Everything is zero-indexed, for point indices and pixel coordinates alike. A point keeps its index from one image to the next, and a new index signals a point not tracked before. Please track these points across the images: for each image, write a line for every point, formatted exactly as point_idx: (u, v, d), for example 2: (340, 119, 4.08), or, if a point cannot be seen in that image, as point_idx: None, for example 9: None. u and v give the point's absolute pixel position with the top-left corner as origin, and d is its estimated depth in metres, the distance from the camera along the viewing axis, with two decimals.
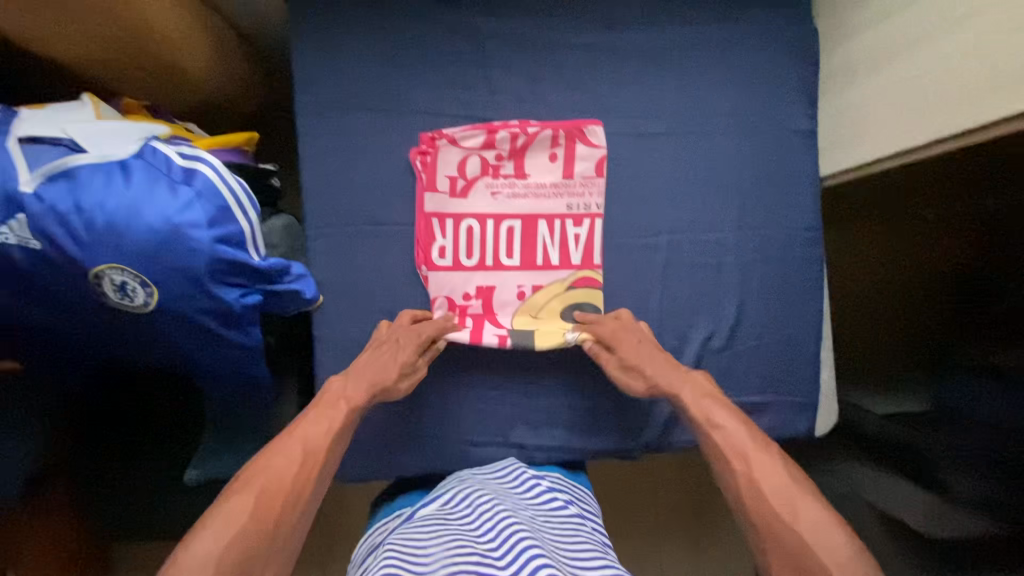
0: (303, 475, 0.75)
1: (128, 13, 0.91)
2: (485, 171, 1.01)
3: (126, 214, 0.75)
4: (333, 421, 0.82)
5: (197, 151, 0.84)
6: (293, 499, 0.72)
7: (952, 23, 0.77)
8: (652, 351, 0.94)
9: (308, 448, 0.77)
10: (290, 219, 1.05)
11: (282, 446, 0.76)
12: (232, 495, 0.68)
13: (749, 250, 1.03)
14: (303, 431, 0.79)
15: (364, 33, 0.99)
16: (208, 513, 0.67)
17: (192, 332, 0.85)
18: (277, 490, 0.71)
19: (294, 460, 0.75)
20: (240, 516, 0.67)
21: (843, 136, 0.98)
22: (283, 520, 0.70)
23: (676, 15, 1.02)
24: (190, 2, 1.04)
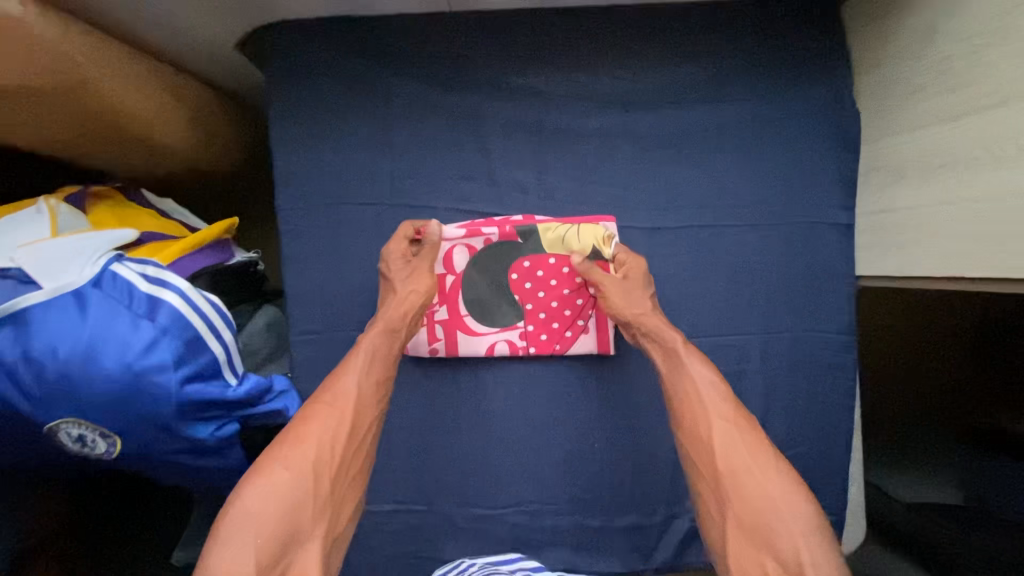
0: (341, 423, 0.70)
1: (87, 91, 0.82)
2: (473, 259, 0.92)
3: (81, 361, 0.67)
4: (363, 358, 0.77)
5: (162, 272, 0.75)
6: (335, 447, 0.69)
7: (1014, 155, 0.67)
8: (636, 288, 0.84)
9: (342, 395, 0.72)
10: (275, 313, 0.97)
11: (319, 398, 0.72)
12: (272, 456, 0.65)
13: (776, 356, 0.94)
14: (342, 378, 0.74)
15: (356, 121, 0.91)
16: (255, 467, 0.64)
17: (165, 467, 0.78)
18: (315, 443, 0.67)
19: (326, 408, 0.71)
20: (278, 471, 0.64)
21: (883, 239, 0.88)
22: (327, 470, 0.67)
23: (702, 98, 0.92)
24: (165, 72, 0.94)
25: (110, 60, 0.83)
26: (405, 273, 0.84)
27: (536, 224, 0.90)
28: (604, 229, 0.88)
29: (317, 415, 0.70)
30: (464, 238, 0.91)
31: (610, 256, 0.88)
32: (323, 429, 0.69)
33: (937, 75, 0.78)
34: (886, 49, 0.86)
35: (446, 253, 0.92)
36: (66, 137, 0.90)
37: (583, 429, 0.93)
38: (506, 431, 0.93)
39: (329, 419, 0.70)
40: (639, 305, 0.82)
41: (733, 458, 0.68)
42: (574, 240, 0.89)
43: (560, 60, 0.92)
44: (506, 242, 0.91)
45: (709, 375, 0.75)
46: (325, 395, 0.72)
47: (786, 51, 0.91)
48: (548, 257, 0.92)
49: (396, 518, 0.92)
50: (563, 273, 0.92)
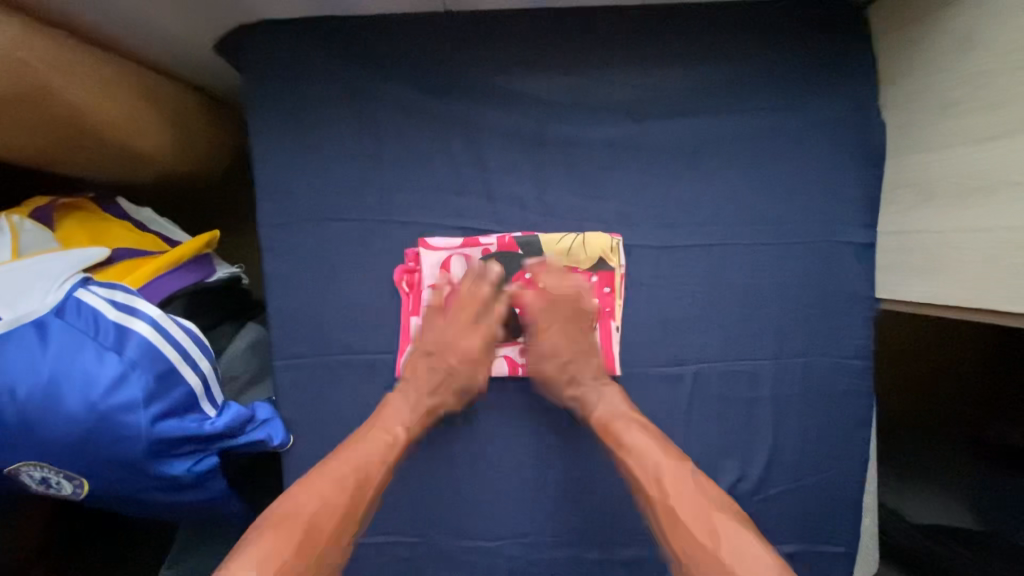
0: (349, 504, 0.68)
1: (55, 100, 0.76)
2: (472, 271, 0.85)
3: (42, 399, 0.62)
4: (384, 440, 0.75)
5: (132, 299, 0.69)
6: (340, 530, 0.66)
7: None
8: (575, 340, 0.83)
9: (357, 471, 0.71)
10: (259, 330, 0.92)
11: (321, 477, 0.69)
12: (278, 532, 0.63)
13: (788, 382, 0.89)
14: (350, 454, 0.72)
15: (342, 130, 0.85)
16: (256, 542, 0.61)
17: (139, 505, 0.73)
18: (323, 527, 0.65)
19: (333, 488, 0.68)
20: (279, 555, 0.61)
21: (907, 261, 0.83)
22: (328, 554, 0.64)
23: (713, 107, 0.86)
24: (139, 76, 0.88)
25: (68, 63, 0.77)
26: (469, 380, 0.83)
27: (538, 236, 0.85)
28: (609, 238, 0.85)
29: (326, 490, 0.68)
30: (461, 248, 0.85)
31: (615, 267, 0.86)
32: (330, 512, 0.66)
33: (975, 88, 0.71)
34: (915, 58, 0.80)
35: (443, 262, 0.85)
36: (34, 147, 0.84)
37: (584, 459, 0.88)
38: (502, 461, 0.88)
39: (340, 497, 0.68)
40: (589, 369, 0.82)
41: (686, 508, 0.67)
42: (579, 250, 0.85)
43: (560, 64, 0.85)
44: (506, 253, 0.85)
45: (651, 443, 0.74)
46: (332, 471, 0.70)
47: (805, 57, 0.85)
48: (551, 269, 0.86)
49: (387, 551, 0.88)
50: (566, 285, 0.86)
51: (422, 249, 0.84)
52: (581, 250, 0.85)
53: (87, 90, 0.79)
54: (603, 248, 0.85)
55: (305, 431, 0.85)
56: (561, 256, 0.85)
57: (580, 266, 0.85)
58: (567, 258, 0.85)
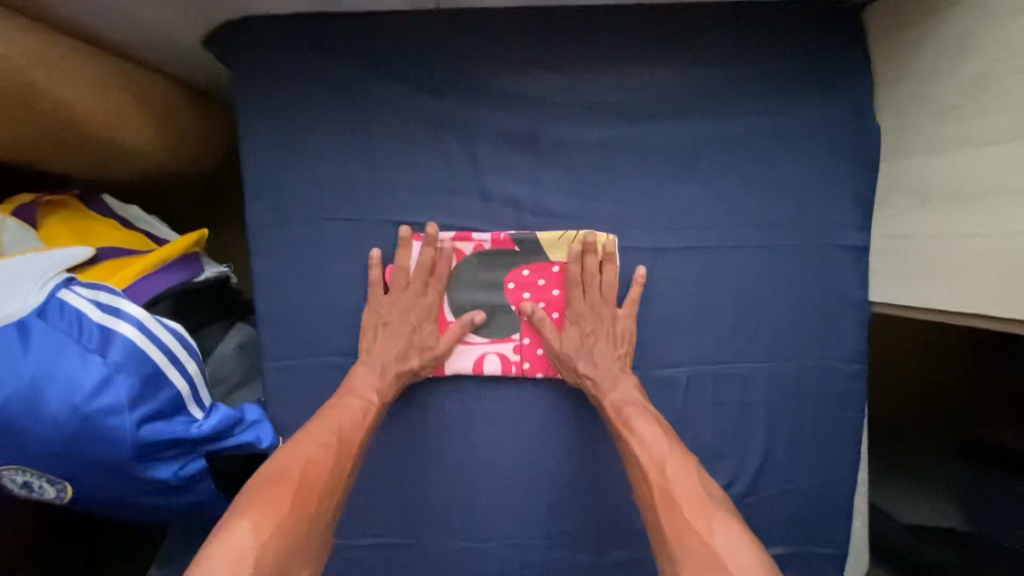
0: (337, 461, 0.70)
1: (35, 95, 0.74)
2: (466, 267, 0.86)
3: (24, 403, 0.61)
4: (359, 407, 0.77)
5: (117, 300, 0.68)
6: (332, 485, 0.68)
7: None
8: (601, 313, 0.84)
9: (340, 433, 0.73)
10: (249, 330, 0.91)
11: (307, 438, 0.71)
12: (269, 487, 0.64)
13: (781, 385, 0.89)
14: (332, 419, 0.74)
15: (333, 128, 0.83)
16: (246, 499, 0.62)
17: (125, 509, 0.72)
18: (317, 481, 0.67)
19: (320, 449, 0.70)
20: (280, 509, 0.61)
21: (900, 265, 0.82)
22: (323, 505, 0.66)
23: (708, 108, 0.85)
24: (124, 71, 0.86)
25: (51, 58, 0.75)
26: (431, 338, 0.84)
27: (535, 233, 0.85)
28: (607, 237, 0.84)
29: (312, 444, 0.70)
30: (454, 242, 0.85)
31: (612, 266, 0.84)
32: (320, 467, 0.68)
33: (971, 93, 0.71)
34: (911, 62, 0.79)
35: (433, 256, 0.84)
36: (16, 143, 0.82)
37: (576, 461, 0.88)
38: (494, 463, 0.87)
39: (325, 459, 0.69)
40: (608, 351, 0.83)
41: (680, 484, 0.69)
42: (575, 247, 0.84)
43: (554, 64, 0.84)
44: (501, 250, 0.85)
45: (649, 430, 0.75)
46: (316, 433, 0.72)
47: (800, 59, 0.84)
48: (550, 266, 0.85)
49: (379, 553, 0.87)
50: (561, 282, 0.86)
51: (415, 243, 0.84)
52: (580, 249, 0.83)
53: (69, 86, 0.77)
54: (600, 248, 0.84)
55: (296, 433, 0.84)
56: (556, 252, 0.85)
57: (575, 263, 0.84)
58: (562, 251, 0.85)
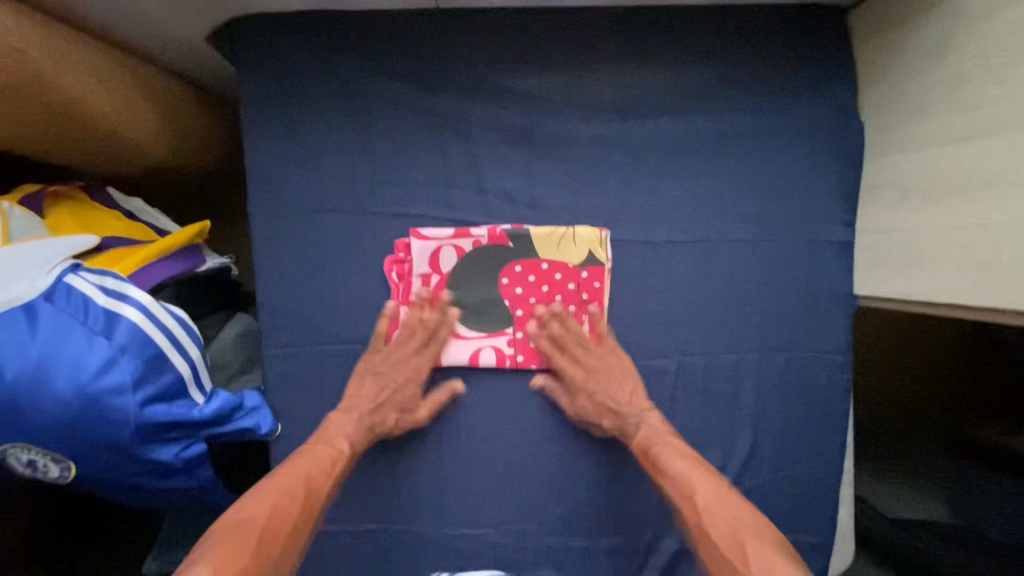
0: (302, 511, 0.70)
1: (44, 88, 0.76)
2: (462, 261, 0.87)
3: (31, 382, 0.62)
4: (331, 457, 0.78)
5: (122, 284, 0.70)
6: (294, 536, 0.67)
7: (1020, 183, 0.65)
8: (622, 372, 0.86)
9: (308, 483, 0.73)
10: (249, 321, 0.93)
11: (271, 488, 0.70)
12: (226, 535, 0.63)
13: (769, 375, 0.91)
14: (301, 468, 0.74)
15: (333, 121, 0.86)
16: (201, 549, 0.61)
17: (127, 491, 0.74)
18: (278, 528, 0.66)
19: (284, 496, 0.70)
20: (239, 553, 0.61)
21: (883, 259, 0.85)
22: (284, 553, 0.65)
23: (697, 105, 0.88)
24: (130, 68, 0.89)
25: (60, 51, 0.77)
26: (411, 400, 0.85)
27: (528, 228, 0.87)
28: (598, 232, 0.87)
29: (274, 490, 0.70)
30: (452, 238, 0.86)
31: (605, 262, 0.87)
32: (284, 517, 0.68)
33: (948, 92, 0.74)
34: (893, 63, 0.82)
35: (433, 251, 0.86)
36: (21, 136, 0.84)
37: (569, 449, 0.90)
38: (489, 452, 0.89)
39: (290, 507, 0.69)
40: (621, 395, 0.85)
41: (723, 523, 0.70)
42: (567, 242, 0.87)
43: (549, 63, 0.87)
44: (496, 244, 0.87)
45: (688, 467, 0.77)
46: (283, 481, 0.72)
47: (787, 59, 0.87)
48: (541, 262, 0.87)
49: (375, 539, 0.89)
50: (555, 280, 0.87)
51: (413, 238, 0.86)
52: (573, 245, 0.87)
53: (76, 80, 0.79)
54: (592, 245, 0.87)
55: (295, 419, 0.86)
56: (549, 247, 0.87)
57: (570, 260, 0.87)
58: (553, 247, 0.87)
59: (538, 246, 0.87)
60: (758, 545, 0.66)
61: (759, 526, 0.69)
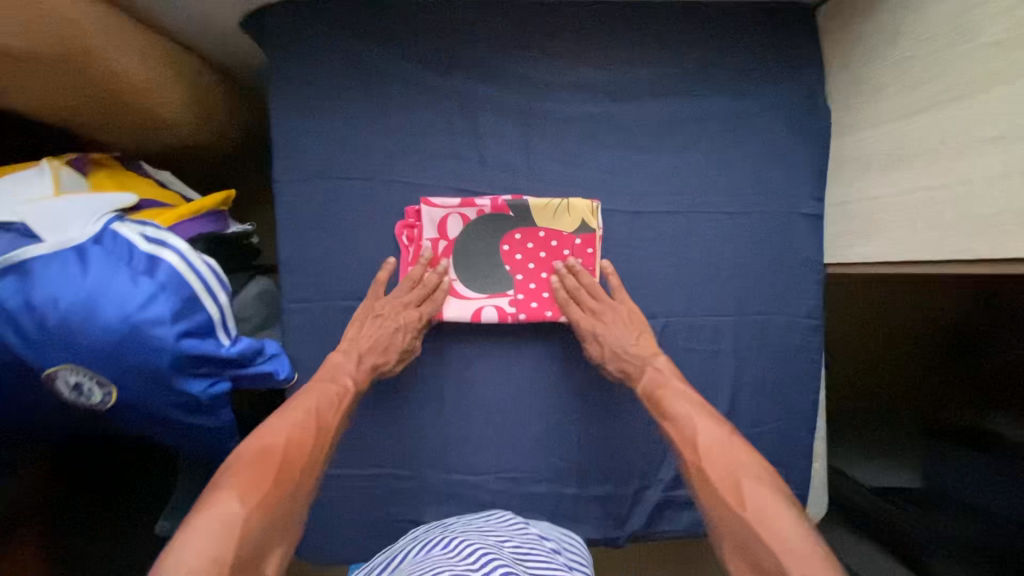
0: (314, 444, 0.76)
1: (95, 64, 0.85)
2: (467, 228, 0.94)
3: (82, 312, 0.70)
4: (340, 393, 0.84)
5: (161, 232, 0.78)
6: (308, 467, 0.74)
7: (962, 149, 0.75)
8: (630, 322, 0.92)
9: (318, 417, 0.79)
10: (268, 283, 1.01)
11: (285, 420, 0.76)
12: (245, 465, 0.68)
13: (746, 336, 0.99)
14: (311, 402, 0.80)
15: (351, 97, 0.94)
16: (225, 477, 0.67)
17: (158, 423, 0.81)
18: (295, 459, 0.72)
19: (298, 430, 0.75)
20: (260, 483, 0.66)
21: (850, 227, 0.94)
22: (301, 482, 0.71)
23: (681, 88, 0.97)
24: (168, 54, 0.98)
25: (111, 31, 0.86)
26: (410, 342, 0.91)
27: (526, 199, 0.94)
28: (591, 202, 0.94)
29: (288, 422, 0.76)
30: (458, 207, 0.93)
31: (596, 230, 0.94)
32: (298, 448, 0.74)
33: (900, 73, 0.84)
34: (853, 51, 0.92)
35: (440, 220, 0.93)
36: (63, 108, 0.92)
37: (562, 401, 0.97)
38: (488, 403, 0.96)
39: (302, 440, 0.75)
40: (628, 342, 0.90)
41: (722, 461, 0.73)
42: (562, 212, 0.94)
43: (547, 49, 0.96)
44: (497, 214, 0.94)
45: (692, 411, 0.80)
46: (295, 416, 0.77)
47: (761, 49, 0.97)
48: (538, 230, 0.95)
49: (381, 483, 0.96)
50: (551, 247, 0.95)
51: (423, 206, 0.93)
52: (568, 215, 0.93)
53: (124, 59, 0.88)
54: (584, 215, 0.94)
55: (310, 368, 0.94)
56: (546, 216, 0.94)
57: (564, 229, 0.94)
58: (550, 216, 0.94)
59: (536, 215, 0.94)
60: (756, 489, 0.69)
61: (765, 477, 0.70)
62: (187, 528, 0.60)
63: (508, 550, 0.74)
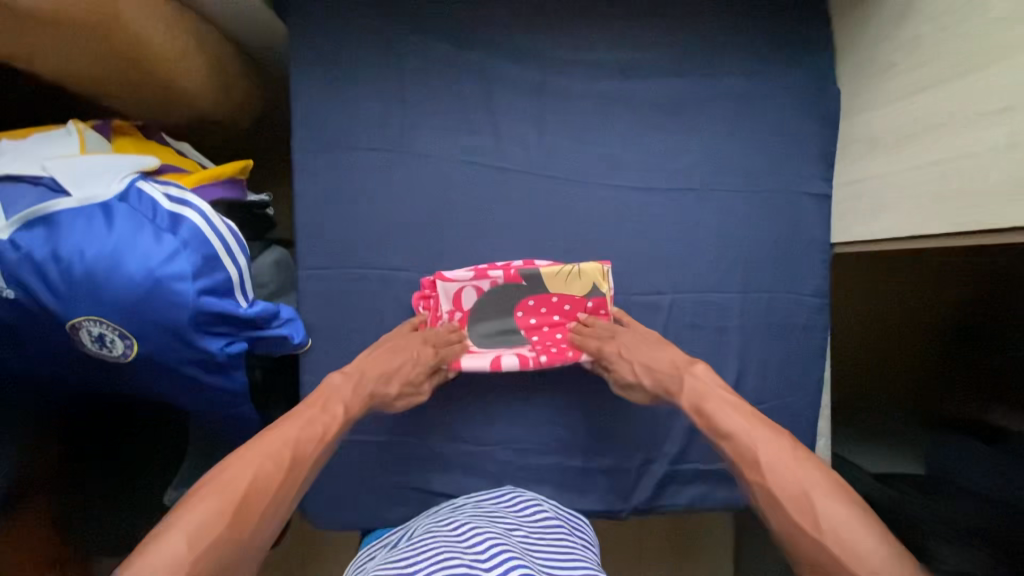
0: (285, 479, 0.68)
1: (128, 38, 0.87)
2: (483, 299, 0.95)
3: (107, 265, 0.72)
4: (327, 423, 0.78)
5: (184, 193, 0.80)
6: (276, 504, 0.65)
7: (970, 121, 0.76)
8: (651, 340, 0.91)
9: (296, 446, 0.71)
10: (283, 253, 1.03)
11: (257, 449, 0.68)
12: (201, 498, 0.60)
13: (753, 314, 1.00)
14: (286, 431, 0.72)
15: (370, 70, 0.96)
16: (175, 512, 0.59)
17: (175, 379, 0.82)
18: (261, 493, 0.64)
19: (269, 461, 0.67)
20: (215, 522, 0.58)
21: (858, 206, 0.95)
22: (264, 521, 0.63)
23: (693, 69, 0.99)
24: (195, 31, 0.99)
25: (147, 8, 0.88)
26: (418, 380, 0.90)
27: (539, 267, 0.94)
28: (601, 265, 0.94)
29: (260, 451, 0.68)
30: (472, 280, 0.93)
31: (606, 293, 0.94)
32: (267, 481, 0.65)
33: (909, 52, 0.86)
34: (864, 34, 0.94)
35: (455, 292, 0.94)
36: (89, 75, 0.94)
37: (570, 375, 0.99)
38: (497, 375, 0.98)
39: (272, 472, 0.66)
40: (660, 360, 0.88)
41: (790, 483, 0.65)
42: (572, 278, 0.94)
43: (564, 28, 0.98)
44: (511, 284, 0.94)
45: (744, 425, 0.73)
46: (269, 442, 0.69)
47: (774, 32, 0.99)
48: (550, 295, 0.95)
49: (390, 451, 0.97)
50: (565, 310, 0.96)
51: (440, 281, 0.93)
52: (579, 283, 0.94)
53: (157, 35, 0.90)
54: (594, 280, 0.94)
55: (324, 335, 0.96)
56: (558, 284, 0.94)
57: (576, 293, 0.94)
58: (563, 282, 0.94)
59: (547, 282, 0.94)
60: (834, 505, 0.61)
61: (835, 487, 0.63)
62: (126, 573, 0.52)
63: (518, 539, 0.74)
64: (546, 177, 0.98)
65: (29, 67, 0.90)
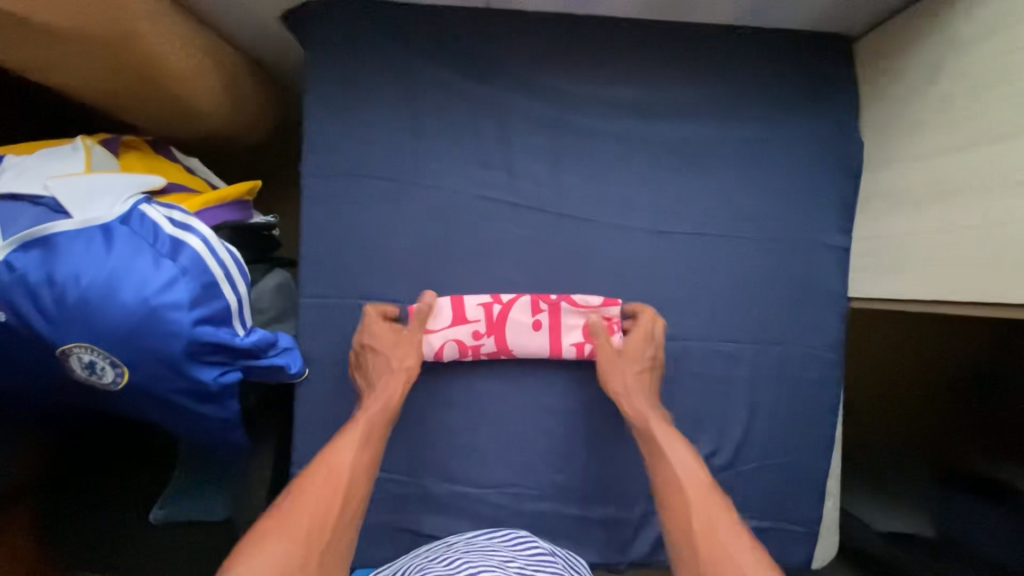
0: (341, 500, 0.75)
1: (149, 56, 0.87)
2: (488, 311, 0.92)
3: (101, 291, 0.70)
4: (361, 430, 0.82)
5: (188, 218, 0.78)
6: (330, 523, 0.73)
7: (999, 187, 0.74)
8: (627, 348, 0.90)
9: (332, 470, 0.78)
10: (286, 277, 1.00)
11: (310, 477, 0.76)
12: (267, 524, 0.70)
13: (764, 366, 0.97)
14: (333, 453, 0.80)
15: (383, 99, 0.95)
16: (248, 541, 0.68)
17: (166, 408, 0.80)
18: (318, 514, 0.73)
19: (324, 486, 0.76)
20: (279, 544, 0.68)
21: (877, 261, 0.93)
22: (321, 537, 0.71)
23: (712, 113, 0.97)
24: (217, 50, 0.99)
25: (171, 27, 0.88)
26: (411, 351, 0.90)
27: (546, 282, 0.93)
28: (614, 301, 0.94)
29: (311, 480, 0.76)
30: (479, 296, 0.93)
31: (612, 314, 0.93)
32: (321, 504, 0.74)
33: (938, 110, 0.84)
34: (892, 88, 0.92)
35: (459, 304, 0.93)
36: (103, 89, 0.93)
37: (572, 419, 0.95)
38: (496, 415, 0.95)
39: (324, 495, 0.75)
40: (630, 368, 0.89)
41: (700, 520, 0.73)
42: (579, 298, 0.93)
43: (583, 66, 0.97)
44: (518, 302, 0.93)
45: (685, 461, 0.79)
46: (320, 469, 0.77)
47: (797, 81, 0.97)
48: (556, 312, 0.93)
49: (383, 488, 0.94)
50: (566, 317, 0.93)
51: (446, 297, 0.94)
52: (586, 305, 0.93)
53: (178, 54, 0.90)
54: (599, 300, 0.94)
55: (322, 366, 0.93)
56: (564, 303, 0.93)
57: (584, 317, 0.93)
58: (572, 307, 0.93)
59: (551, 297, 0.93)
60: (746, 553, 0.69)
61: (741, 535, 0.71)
62: None
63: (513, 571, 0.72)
64: (557, 214, 0.96)
65: (46, 81, 0.90)
